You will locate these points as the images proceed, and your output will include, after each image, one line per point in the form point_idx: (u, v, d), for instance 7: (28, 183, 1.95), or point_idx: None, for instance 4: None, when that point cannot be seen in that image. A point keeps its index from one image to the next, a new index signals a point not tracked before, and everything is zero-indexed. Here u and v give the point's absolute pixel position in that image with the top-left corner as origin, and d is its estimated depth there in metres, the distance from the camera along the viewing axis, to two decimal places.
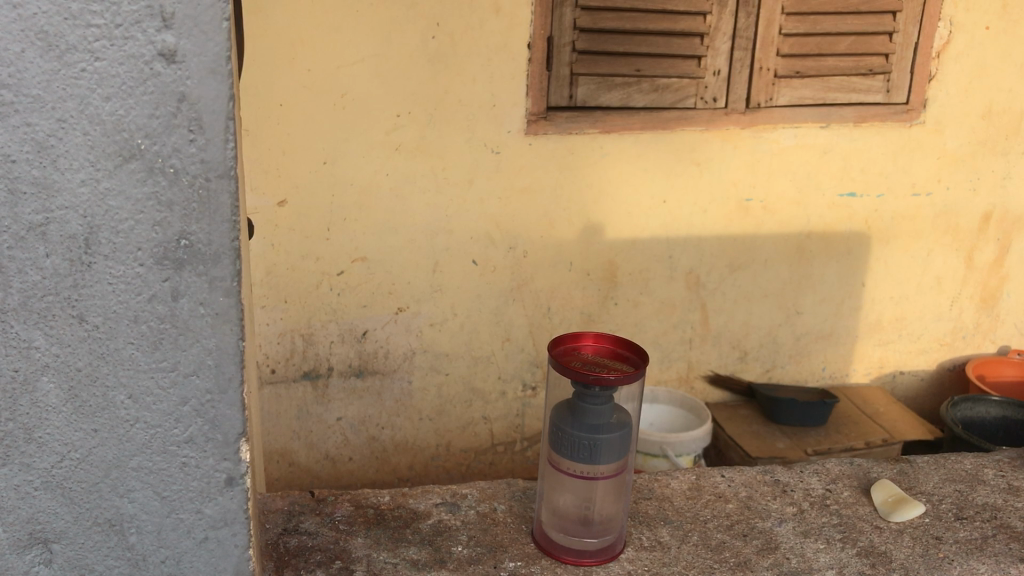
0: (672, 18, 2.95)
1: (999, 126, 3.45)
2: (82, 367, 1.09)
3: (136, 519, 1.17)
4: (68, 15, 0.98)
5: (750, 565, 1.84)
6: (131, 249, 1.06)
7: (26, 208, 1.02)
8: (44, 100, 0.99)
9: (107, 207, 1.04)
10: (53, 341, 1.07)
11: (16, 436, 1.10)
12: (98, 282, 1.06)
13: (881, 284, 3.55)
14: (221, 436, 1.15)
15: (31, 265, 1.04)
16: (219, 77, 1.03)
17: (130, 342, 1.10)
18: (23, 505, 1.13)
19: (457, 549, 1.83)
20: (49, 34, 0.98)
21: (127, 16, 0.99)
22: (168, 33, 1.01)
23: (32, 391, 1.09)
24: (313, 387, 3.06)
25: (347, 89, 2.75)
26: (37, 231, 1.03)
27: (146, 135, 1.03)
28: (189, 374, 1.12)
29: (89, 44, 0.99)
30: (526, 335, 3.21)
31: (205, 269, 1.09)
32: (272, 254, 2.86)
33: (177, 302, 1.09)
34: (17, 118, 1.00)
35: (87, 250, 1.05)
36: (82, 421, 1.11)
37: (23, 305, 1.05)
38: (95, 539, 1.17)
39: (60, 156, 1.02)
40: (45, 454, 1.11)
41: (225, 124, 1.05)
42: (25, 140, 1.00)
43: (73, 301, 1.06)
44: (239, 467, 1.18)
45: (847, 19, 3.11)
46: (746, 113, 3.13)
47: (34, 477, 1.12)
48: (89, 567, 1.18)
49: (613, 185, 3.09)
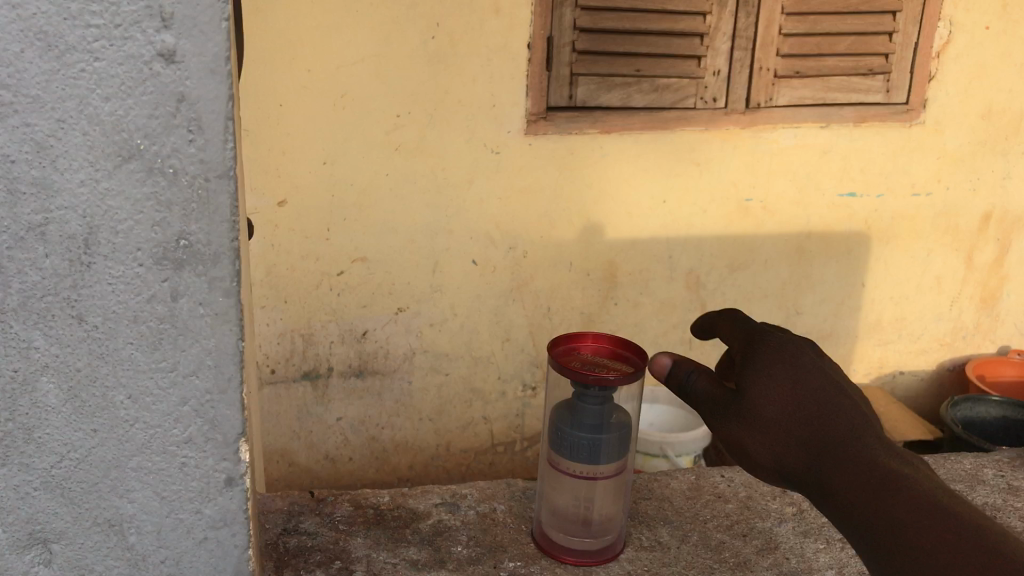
0: (672, 18, 2.92)
1: (999, 126, 3.46)
2: (82, 366, 0.94)
3: (137, 519, 1.02)
4: (67, 15, 0.84)
5: (750, 565, 1.85)
6: (131, 249, 0.91)
7: (26, 207, 0.89)
8: (44, 100, 0.86)
9: (107, 207, 0.90)
10: (54, 341, 0.93)
11: (16, 436, 0.95)
12: (98, 282, 0.92)
13: (881, 284, 3.56)
14: (221, 436, 1.00)
15: (31, 266, 0.90)
16: (218, 77, 0.89)
17: (129, 342, 0.95)
18: (24, 505, 0.98)
19: (457, 549, 1.84)
20: (48, 35, 0.84)
21: (126, 16, 0.85)
22: (168, 34, 0.87)
23: (32, 391, 0.94)
24: (312, 387, 3.07)
25: (347, 89, 2.75)
26: (38, 231, 0.89)
27: (145, 135, 0.89)
28: (188, 374, 0.97)
29: (89, 44, 0.85)
30: (526, 335, 3.22)
31: (204, 269, 0.94)
32: (272, 254, 2.85)
33: (177, 302, 0.94)
34: (17, 118, 0.86)
35: (87, 250, 0.91)
36: (82, 421, 0.96)
37: (23, 304, 0.91)
38: (96, 539, 1.02)
39: (60, 157, 0.88)
40: (44, 454, 0.97)
41: (225, 124, 0.90)
42: (25, 140, 0.87)
43: (73, 301, 0.92)
44: (240, 467, 1.02)
45: (847, 19, 3.08)
46: (746, 113, 3.12)
47: (34, 477, 0.97)
48: (88, 568, 1.03)
49: (612, 185, 3.10)
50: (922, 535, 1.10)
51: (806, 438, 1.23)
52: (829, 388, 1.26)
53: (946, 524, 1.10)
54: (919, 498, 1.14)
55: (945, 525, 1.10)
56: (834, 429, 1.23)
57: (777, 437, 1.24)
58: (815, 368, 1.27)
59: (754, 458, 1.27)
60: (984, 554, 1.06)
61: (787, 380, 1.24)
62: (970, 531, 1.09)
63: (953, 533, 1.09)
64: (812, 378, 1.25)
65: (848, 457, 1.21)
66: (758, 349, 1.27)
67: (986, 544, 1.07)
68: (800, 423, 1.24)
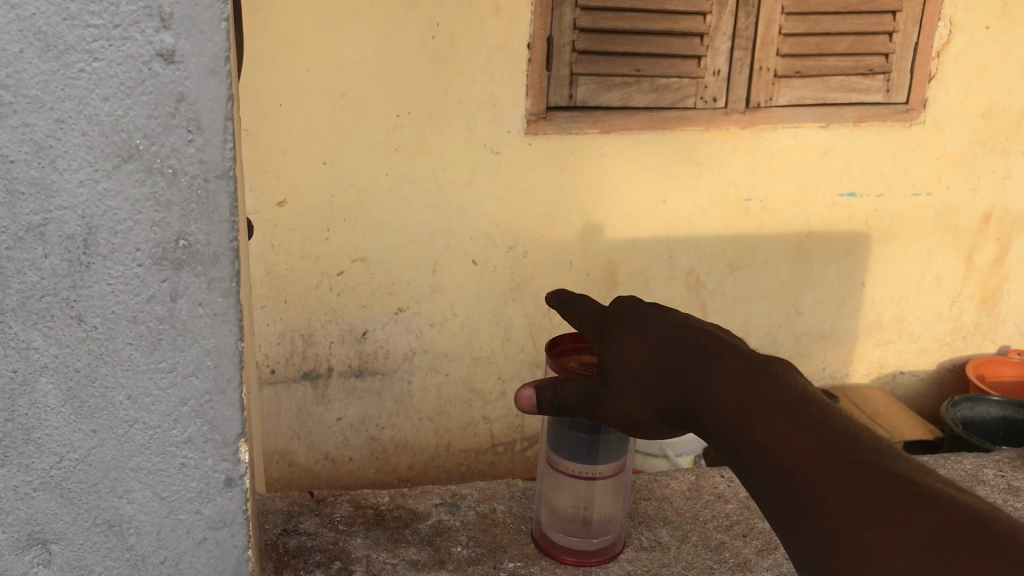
0: (672, 18, 2.92)
1: (999, 125, 3.46)
2: (82, 367, 0.92)
3: (136, 519, 0.99)
4: (66, 15, 0.82)
5: (750, 565, 1.84)
6: (130, 249, 0.89)
7: (26, 208, 0.86)
8: (43, 100, 0.83)
9: (106, 207, 0.87)
10: (54, 342, 0.90)
11: (16, 437, 0.93)
12: (98, 282, 0.89)
13: (881, 284, 3.56)
14: (221, 436, 0.98)
15: (31, 266, 0.87)
16: (218, 78, 0.87)
17: (128, 342, 0.92)
18: (24, 505, 0.96)
19: (457, 550, 1.83)
20: (48, 35, 0.82)
21: (126, 15, 0.83)
22: (168, 33, 0.84)
23: (31, 392, 0.92)
24: (312, 387, 3.07)
25: (346, 89, 2.74)
26: (37, 232, 0.87)
27: (145, 135, 0.86)
28: (188, 374, 0.95)
29: (88, 44, 0.83)
30: (526, 336, 3.22)
31: (204, 270, 0.91)
32: (272, 254, 2.85)
33: (177, 302, 0.92)
34: (16, 118, 0.83)
35: (87, 250, 0.88)
36: (82, 421, 0.94)
37: (23, 305, 0.89)
38: (95, 540, 0.99)
39: (60, 156, 0.85)
40: (44, 454, 0.94)
41: (225, 124, 0.88)
42: (24, 141, 0.84)
43: (72, 301, 0.90)
44: (239, 467, 1.00)
45: (847, 19, 3.08)
46: (746, 113, 3.11)
47: (34, 477, 0.95)
48: (88, 568, 1.00)
49: (612, 184, 3.10)
50: (777, 455, 0.94)
51: (667, 380, 1.11)
52: (681, 327, 1.15)
53: (800, 435, 0.94)
54: (775, 413, 0.98)
55: (799, 432, 0.94)
56: (689, 362, 1.10)
57: (645, 396, 1.13)
58: (664, 321, 1.16)
59: (639, 422, 1.16)
60: (837, 463, 0.89)
61: (636, 340, 1.15)
62: (826, 439, 0.92)
63: (806, 445, 0.93)
64: (661, 331, 1.15)
65: (704, 385, 1.06)
66: (606, 327, 1.19)
67: (840, 447, 0.91)
68: (660, 374, 1.12)
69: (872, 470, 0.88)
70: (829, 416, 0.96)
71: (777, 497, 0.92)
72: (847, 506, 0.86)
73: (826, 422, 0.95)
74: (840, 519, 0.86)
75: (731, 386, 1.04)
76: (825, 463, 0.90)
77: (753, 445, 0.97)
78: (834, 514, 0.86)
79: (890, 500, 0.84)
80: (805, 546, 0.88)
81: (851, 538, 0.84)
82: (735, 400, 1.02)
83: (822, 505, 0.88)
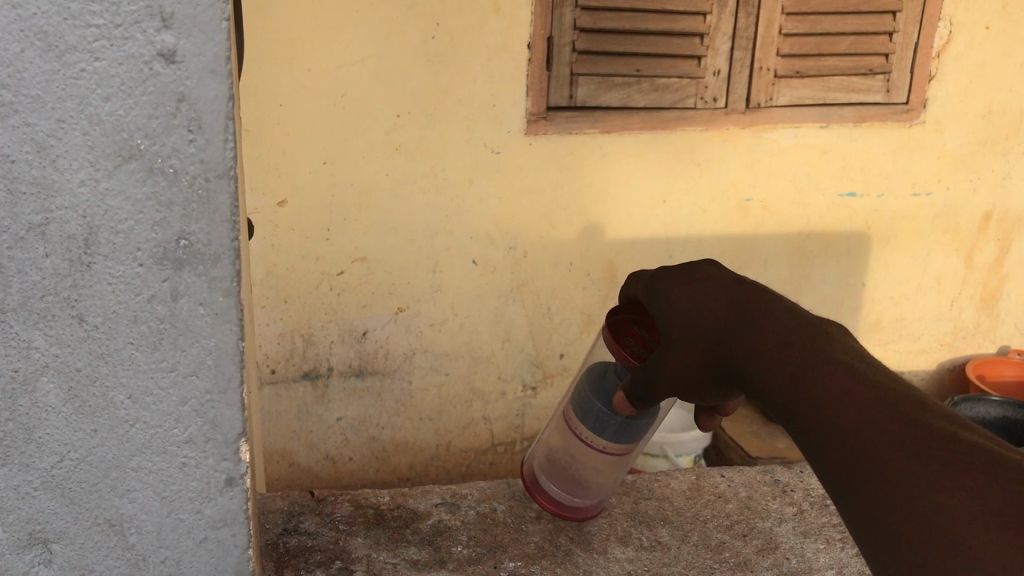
0: (671, 18, 2.91)
1: (999, 125, 3.46)
2: (82, 367, 0.92)
3: (136, 519, 0.99)
4: (67, 15, 0.82)
5: (751, 565, 1.85)
6: (131, 249, 0.89)
7: (26, 208, 0.86)
8: (43, 100, 0.83)
9: (107, 207, 0.87)
10: (54, 341, 0.91)
11: (16, 436, 0.93)
12: (99, 282, 0.89)
13: (881, 283, 3.57)
14: (221, 436, 0.98)
15: (31, 266, 0.87)
16: (219, 78, 0.86)
17: (129, 342, 0.92)
18: (24, 505, 0.96)
19: (457, 549, 1.83)
20: (49, 34, 0.82)
21: (127, 15, 0.83)
22: (168, 33, 0.84)
23: (32, 391, 0.92)
24: (312, 387, 3.07)
25: (347, 88, 2.74)
26: (38, 231, 0.87)
27: (146, 135, 0.86)
28: (188, 374, 0.95)
29: (89, 44, 0.83)
30: (526, 335, 3.24)
31: (204, 270, 0.91)
32: (272, 253, 2.85)
33: (177, 303, 0.92)
34: (16, 118, 0.83)
35: (87, 250, 0.88)
36: (83, 421, 0.94)
37: (23, 305, 0.89)
38: (95, 540, 0.99)
39: (60, 156, 0.85)
40: (44, 454, 0.94)
41: (225, 124, 0.87)
42: (25, 140, 0.84)
43: (73, 300, 0.90)
44: (239, 467, 1.00)
45: (847, 19, 3.08)
46: (746, 113, 3.11)
47: (35, 477, 0.95)
48: (89, 567, 1.00)
49: (612, 184, 3.10)
50: (835, 418, 0.93)
51: (721, 336, 1.15)
52: (737, 286, 1.17)
53: (861, 395, 0.93)
54: (831, 369, 0.98)
55: (858, 394, 0.93)
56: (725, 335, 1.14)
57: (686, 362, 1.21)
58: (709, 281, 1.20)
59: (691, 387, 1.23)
60: (903, 426, 0.87)
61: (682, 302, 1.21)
62: (890, 401, 0.91)
63: (868, 406, 0.91)
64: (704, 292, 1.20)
65: (755, 337, 1.09)
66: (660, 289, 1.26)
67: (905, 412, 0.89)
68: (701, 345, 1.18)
69: (937, 432, 0.85)
70: (888, 379, 0.95)
71: (836, 462, 0.91)
72: (914, 472, 0.83)
73: (887, 384, 0.93)
74: (904, 482, 0.84)
75: (786, 344, 1.05)
76: (892, 427, 0.88)
77: (809, 403, 0.96)
78: (901, 481, 0.84)
79: (959, 466, 0.81)
80: (876, 517, 0.85)
81: (920, 501, 0.82)
82: (790, 357, 1.03)
83: (885, 470, 0.86)
